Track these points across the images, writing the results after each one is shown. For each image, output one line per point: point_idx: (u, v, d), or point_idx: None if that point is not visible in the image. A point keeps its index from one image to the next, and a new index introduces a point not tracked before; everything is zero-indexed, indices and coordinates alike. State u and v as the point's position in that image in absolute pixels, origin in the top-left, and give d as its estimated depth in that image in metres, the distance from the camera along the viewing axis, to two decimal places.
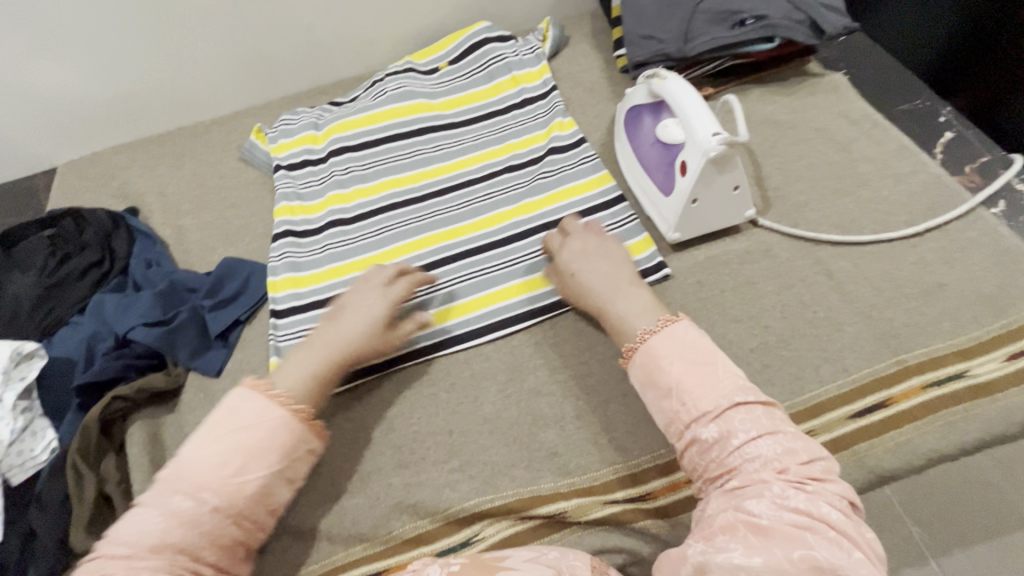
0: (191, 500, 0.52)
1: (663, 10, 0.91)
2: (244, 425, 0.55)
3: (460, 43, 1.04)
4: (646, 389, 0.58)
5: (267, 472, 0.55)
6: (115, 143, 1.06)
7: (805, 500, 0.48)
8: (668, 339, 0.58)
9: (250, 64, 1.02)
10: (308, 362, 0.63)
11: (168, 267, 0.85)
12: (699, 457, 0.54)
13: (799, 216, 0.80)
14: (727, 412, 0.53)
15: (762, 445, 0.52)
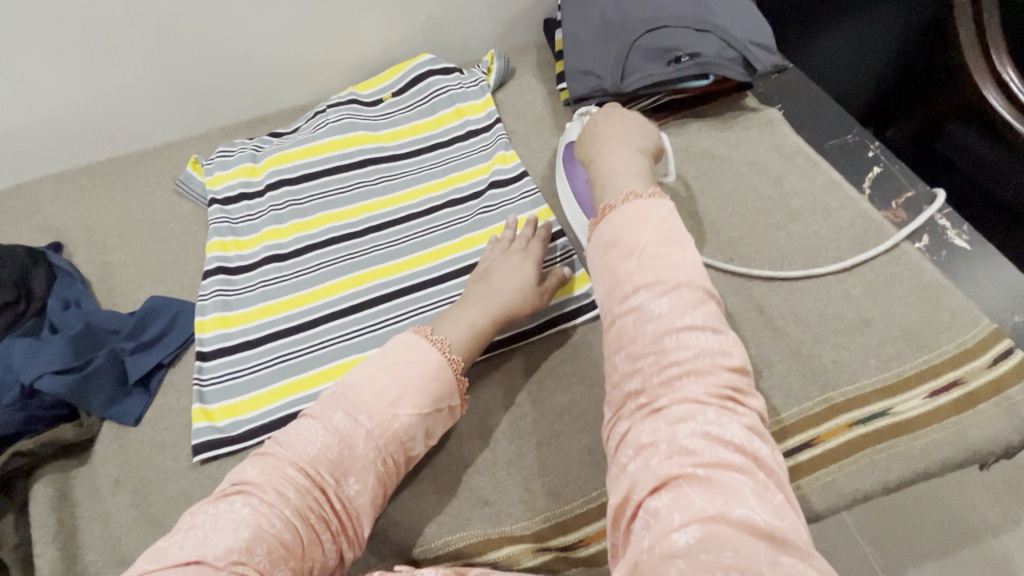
0: (345, 421, 0.58)
1: (601, 47, 0.92)
2: (422, 367, 0.62)
3: (404, 75, 1.04)
4: (605, 246, 0.58)
5: (413, 412, 0.60)
6: (42, 174, 1.02)
7: (737, 436, 0.47)
8: (642, 207, 0.58)
9: (186, 94, 0.99)
10: (467, 318, 0.68)
11: (87, 308, 0.81)
12: (643, 326, 0.53)
13: (734, 251, 0.80)
14: (682, 283, 0.53)
15: (692, 368, 0.50)
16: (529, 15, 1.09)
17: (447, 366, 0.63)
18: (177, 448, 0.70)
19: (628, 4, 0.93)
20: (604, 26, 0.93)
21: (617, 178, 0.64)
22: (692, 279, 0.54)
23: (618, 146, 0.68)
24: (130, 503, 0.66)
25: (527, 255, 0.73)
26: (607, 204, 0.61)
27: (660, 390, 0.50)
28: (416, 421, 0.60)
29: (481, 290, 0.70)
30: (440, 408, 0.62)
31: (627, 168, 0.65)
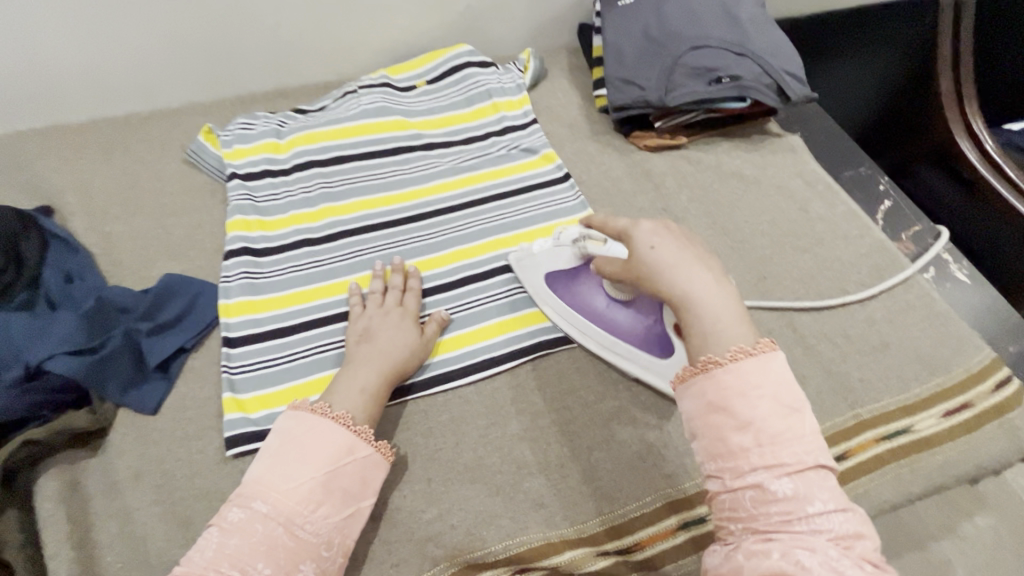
0: (243, 512, 0.52)
1: (644, 59, 0.93)
2: (282, 440, 0.57)
3: (439, 64, 1.01)
4: (705, 412, 0.48)
5: (315, 477, 0.55)
6: (24, 127, 0.91)
7: (844, 525, 0.43)
8: (762, 369, 0.48)
9: (202, 58, 0.92)
10: (357, 383, 0.64)
11: (94, 283, 0.73)
12: (756, 490, 0.45)
13: (765, 269, 0.84)
14: (809, 470, 0.45)
15: (834, 518, 0.43)
16: (566, 17, 1.08)
17: (320, 423, 0.58)
18: (204, 440, 0.65)
19: (671, 20, 0.94)
20: (647, 39, 0.94)
21: (695, 311, 0.52)
22: (820, 459, 0.46)
23: (690, 281, 0.53)
24: (151, 498, 0.60)
25: (393, 317, 0.72)
26: (708, 357, 0.49)
27: (777, 527, 0.43)
28: (324, 483, 0.55)
29: (364, 355, 0.67)
30: (349, 460, 0.58)
31: (706, 288, 0.52)
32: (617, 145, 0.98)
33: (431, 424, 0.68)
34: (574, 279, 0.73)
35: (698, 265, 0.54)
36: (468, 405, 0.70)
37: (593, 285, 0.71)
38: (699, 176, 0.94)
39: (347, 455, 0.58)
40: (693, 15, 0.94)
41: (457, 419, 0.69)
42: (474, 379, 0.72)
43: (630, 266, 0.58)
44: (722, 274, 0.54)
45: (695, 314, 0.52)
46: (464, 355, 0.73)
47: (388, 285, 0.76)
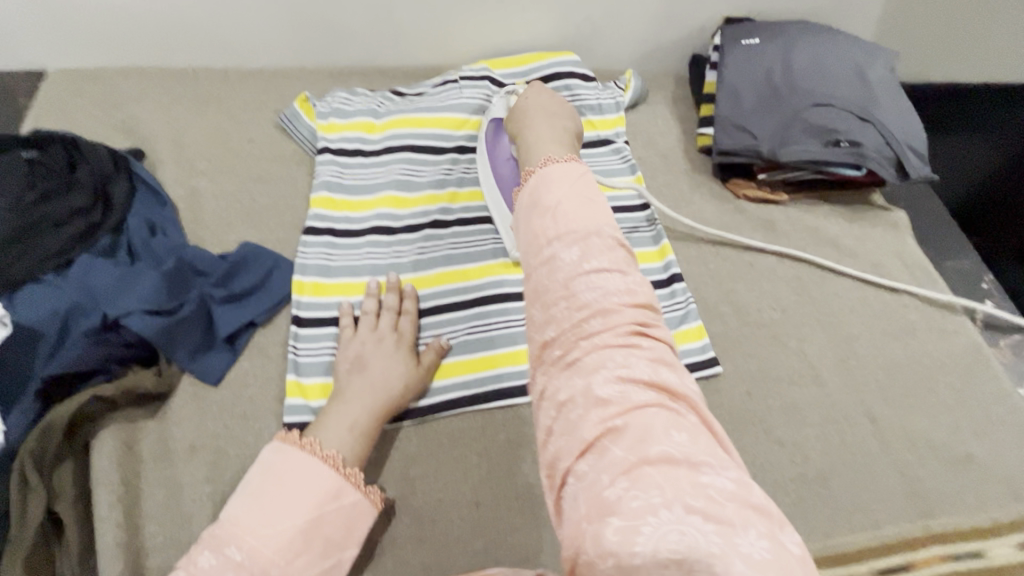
0: (214, 560, 0.47)
1: (761, 107, 0.89)
2: (260, 478, 0.53)
3: (541, 69, 0.97)
4: (534, 257, 0.44)
5: (296, 523, 0.51)
6: (128, 64, 0.92)
7: (650, 369, 0.39)
8: (573, 219, 0.44)
9: (309, 23, 0.91)
10: (348, 419, 0.60)
11: (172, 239, 0.72)
12: (571, 355, 0.40)
13: (850, 348, 0.80)
14: (589, 237, 0.43)
15: (634, 359, 0.39)
16: (681, 43, 1.04)
17: (307, 464, 0.55)
18: (260, 423, 0.63)
19: (797, 70, 0.90)
20: (768, 86, 0.90)
21: (540, 182, 0.48)
22: (598, 228, 0.44)
23: (542, 121, 0.57)
24: (202, 475, 0.59)
25: (388, 346, 0.67)
26: (530, 169, 0.50)
27: (572, 340, 0.40)
28: (306, 530, 0.52)
29: (354, 386, 0.63)
30: (335, 506, 0.54)
31: (548, 137, 0.54)
32: (712, 187, 0.94)
33: (487, 446, 0.66)
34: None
35: (564, 113, 0.59)
36: (526, 433, 0.67)
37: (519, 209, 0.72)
38: (793, 237, 0.89)
39: (333, 500, 0.54)
40: (822, 68, 0.89)
41: (513, 445, 0.66)
42: (533, 405, 0.69)
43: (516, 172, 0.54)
44: (576, 151, 0.53)
45: (545, 202, 0.46)
46: (527, 379, 0.70)
47: (381, 305, 0.71)
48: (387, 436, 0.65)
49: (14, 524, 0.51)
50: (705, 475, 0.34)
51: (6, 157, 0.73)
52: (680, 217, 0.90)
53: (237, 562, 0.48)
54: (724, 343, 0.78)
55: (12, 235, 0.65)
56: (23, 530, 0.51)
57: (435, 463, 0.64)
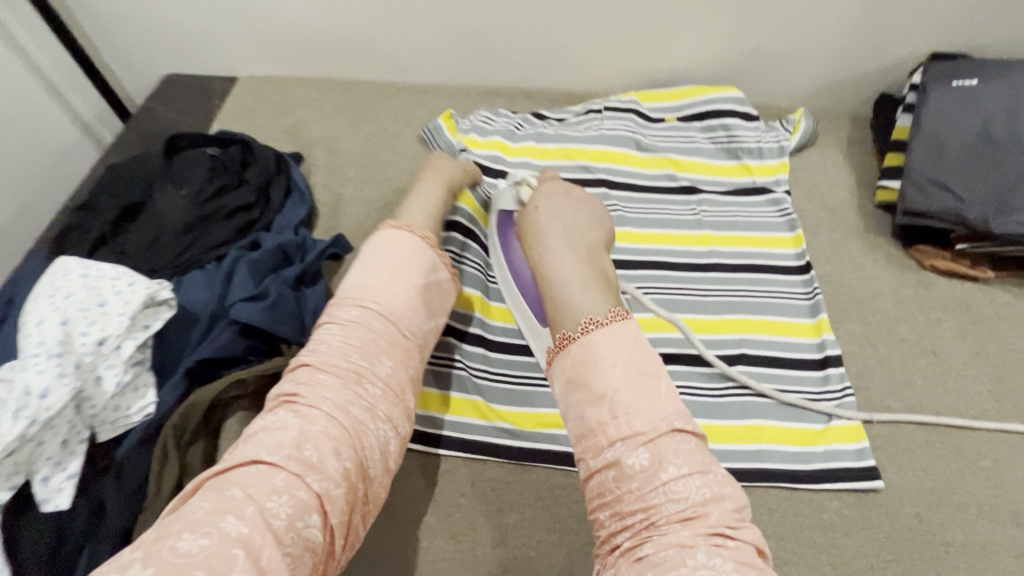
0: (357, 310, 0.56)
1: (971, 162, 0.73)
2: (370, 255, 0.60)
3: (696, 102, 0.90)
4: (575, 390, 0.48)
5: (410, 287, 0.59)
6: (303, 76, 1.01)
7: (709, 509, 0.43)
8: (614, 338, 0.49)
9: (464, 45, 0.93)
10: (422, 207, 0.69)
11: (304, 233, 0.76)
12: (616, 480, 0.45)
13: None
14: (660, 435, 0.44)
15: (689, 484, 0.43)
16: (867, 81, 0.90)
17: (403, 245, 0.61)
18: None
19: None
20: (984, 138, 0.74)
21: (547, 247, 0.60)
22: (674, 421, 0.45)
23: (558, 245, 0.59)
24: None
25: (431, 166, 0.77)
26: (568, 331, 0.51)
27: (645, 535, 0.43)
28: (419, 292, 0.59)
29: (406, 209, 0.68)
30: (433, 279, 0.61)
31: (565, 250, 0.59)
32: (889, 251, 0.79)
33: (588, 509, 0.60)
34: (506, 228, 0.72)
35: (590, 224, 0.64)
36: None
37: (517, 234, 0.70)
38: (990, 325, 0.72)
39: (432, 273, 0.62)
40: None
41: None
42: None
43: (519, 223, 0.66)
44: (585, 203, 0.66)
45: (568, 290, 0.55)
46: None
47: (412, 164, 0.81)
48: (484, 474, 0.63)
49: (151, 492, 0.55)
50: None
51: (197, 152, 0.82)
52: (845, 282, 0.77)
53: (375, 315, 0.56)
54: (892, 444, 0.64)
55: (188, 222, 0.73)
56: (156, 498, 0.55)
57: (532, 512, 0.60)
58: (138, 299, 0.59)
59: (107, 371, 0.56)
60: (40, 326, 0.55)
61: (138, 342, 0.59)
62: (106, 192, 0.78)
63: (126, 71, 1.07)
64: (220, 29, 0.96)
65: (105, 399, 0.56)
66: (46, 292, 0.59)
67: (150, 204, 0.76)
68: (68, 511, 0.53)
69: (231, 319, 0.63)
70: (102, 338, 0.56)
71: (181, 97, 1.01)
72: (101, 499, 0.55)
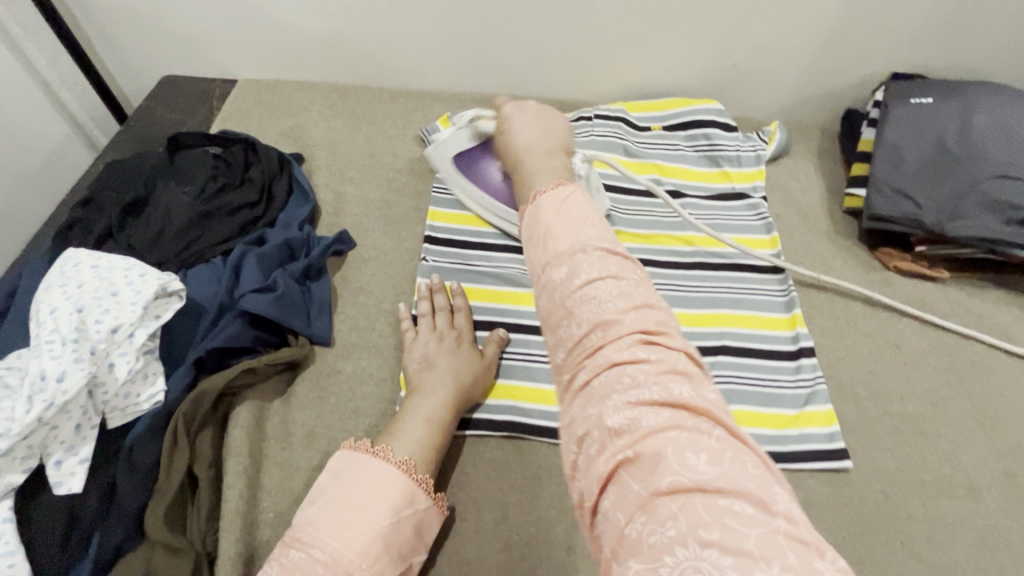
0: (302, 556, 0.50)
1: (928, 172, 0.80)
2: (337, 482, 0.55)
3: (680, 113, 0.96)
4: (528, 248, 0.48)
5: (376, 527, 0.52)
6: (303, 80, 1.04)
7: (637, 326, 0.40)
8: (563, 206, 0.48)
9: (462, 54, 0.97)
10: (421, 413, 0.62)
11: (308, 229, 0.79)
12: (549, 308, 0.45)
13: (1018, 463, 0.68)
14: (590, 268, 0.44)
15: (612, 303, 0.42)
16: (835, 97, 0.98)
17: (380, 469, 0.56)
18: (373, 420, 0.67)
19: (979, 134, 0.80)
20: (940, 149, 0.81)
21: (535, 176, 0.55)
22: (600, 251, 0.45)
23: (537, 156, 0.58)
24: (316, 462, 0.63)
25: (449, 343, 0.68)
26: (527, 203, 0.52)
27: (582, 361, 0.41)
28: (384, 536, 0.52)
29: (426, 385, 0.64)
30: (408, 512, 0.55)
31: (542, 158, 0.58)
32: (855, 252, 0.86)
33: None
34: (474, 157, 0.80)
35: (552, 133, 0.62)
36: None
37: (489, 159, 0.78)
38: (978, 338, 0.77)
39: (407, 507, 0.55)
40: (1010, 135, 0.79)
41: None
42: None
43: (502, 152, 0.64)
44: (566, 152, 0.60)
45: (534, 179, 0.55)
46: None
47: (433, 306, 0.73)
48: (485, 459, 0.65)
49: (161, 478, 0.56)
50: (711, 496, 0.32)
51: (199, 151, 0.84)
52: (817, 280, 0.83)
53: (322, 561, 0.50)
54: (860, 428, 0.70)
55: (193, 217, 0.75)
56: (167, 483, 0.57)
57: (530, 493, 0.63)
58: (150, 288, 0.60)
59: (119, 358, 0.57)
60: (55, 313, 0.57)
61: (149, 330, 0.60)
62: (108, 189, 0.79)
63: (123, 72, 1.08)
64: (222, 34, 0.99)
65: (116, 385, 0.57)
66: (56, 281, 0.60)
67: (155, 200, 0.77)
68: (82, 494, 0.55)
69: (242, 309, 0.65)
70: (117, 326, 0.57)
71: (180, 98, 1.02)
72: (112, 482, 0.56)
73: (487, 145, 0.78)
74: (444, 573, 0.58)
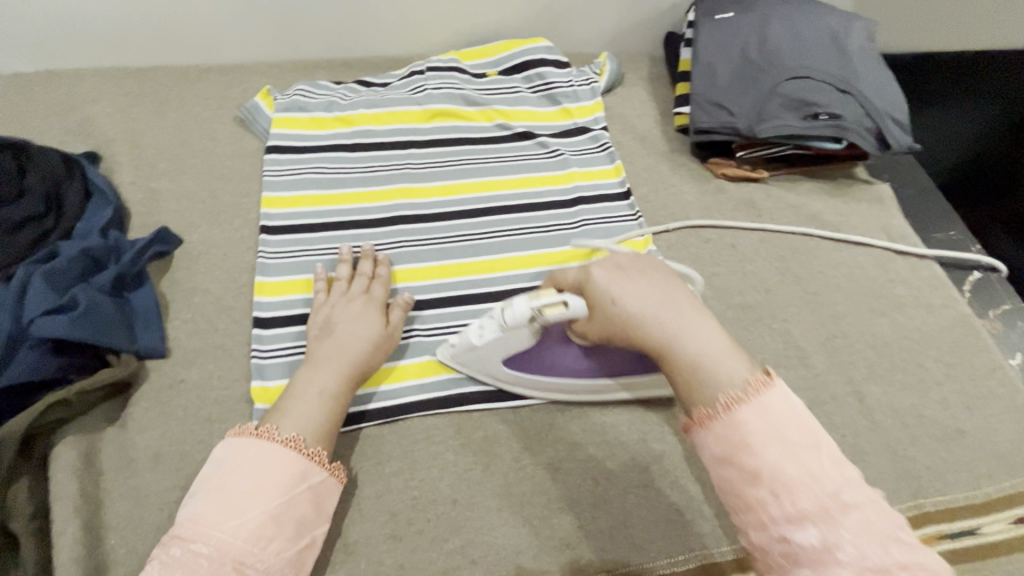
0: (184, 551, 0.46)
1: (736, 82, 0.86)
2: (220, 473, 0.51)
3: (513, 55, 0.95)
4: (719, 464, 0.41)
5: (267, 510, 0.50)
6: (85, 67, 0.89)
7: (822, 500, 0.38)
8: (763, 410, 0.40)
9: (270, 17, 0.88)
10: (312, 384, 0.59)
11: (114, 235, 0.69)
12: (736, 479, 0.40)
13: (836, 327, 0.77)
14: (823, 511, 0.37)
15: (853, 518, 0.37)
16: (654, 21, 1.01)
17: (267, 451, 0.53)
18: (229, 424, 0.62)
19: (773, 41, 0.87)
20: (743, 60, 0.87)
21: (683, 344, 0.43)
22: (830, 484, 0.38)
23: (701, 325, 0.44)
24: (170, 482, 0.58)
25: (357, 306, 0.66)
26: (700, 407, 0.42)
27: (817, 560, 0.37)
28: (275, 517, 0.50)
29: (324, 351, 0.62)
30: (301, 488, 0.53)
31: (649, 297, 0.46)
32: (690, 167, 0.92)
33: (463, 441, 0.64)
34: (532, 346, 0.63)
35: (677, 289, 0.47)
36: (505, 426, 0.66)
37: (557, 345, 0.63)
38: (794, 229, 0.85)
39: (299, 482, 0.53)
40: (797, 39, 0.87)
41: (490, 439, 0.65)
42: (512, 399, 0.67)
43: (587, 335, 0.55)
44: (689, 292, 0.47)
45: (702, 364, 0.43)
46: None
47: (355, 272, 0.70)
48: (358, 437, 0.64)
49: None
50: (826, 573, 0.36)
51: None
52: (658, 200, 0.88)
53: (207, 554, 0.47)
54: None
55: None
56: None
57: (409, 458, 0.63)
58: None
59: None
60: None
61: None
62: None
63: None
64: None
65: None
66: None
67: None
68: None
69: (37, 337, 0.57)
70: None
71: None
72: None
73: (550, 331, 0.62)
74: (330, 558, 0.57)
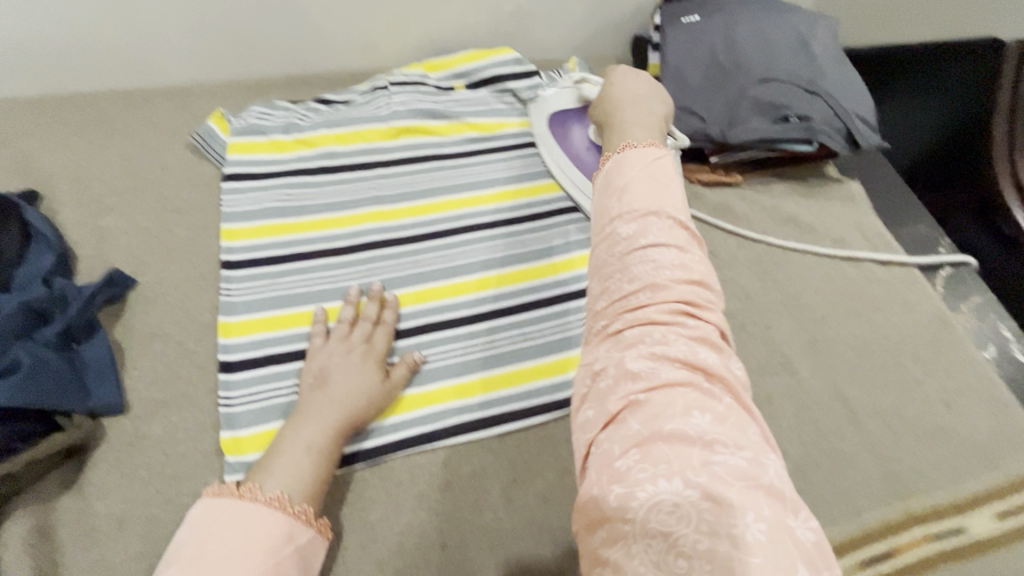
0: None
1: (706, 86, 0.86)
2: (197, 541, 0.47)
3: (479, 67, 0.92)
4: (601, 194, 0.50)
5: (254, 572, 0.46)
6: (16, 95, 0.82)
7: (663, 294, 0.42)
8: (654, 167, 0.49)
9: (218, 37, 0.83)
10: (303, 440, 0.56)
11: (58, 281, 0.63)
12: (604, 260, 0.46)
13: (816, 331, 0.78)
14: (649, 215, 0.46)
15: (664, 255, 0.44)
16: (620, 25, 1.00)
17: (251, 511, 0.49)
18: (198, 481, 0.58)
19: (741, 43, 0.86)
20: (712, 64, 0.86)
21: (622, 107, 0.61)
22: (671, 208, 0.46)
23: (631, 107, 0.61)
24: (137, 549, 0.54)
25: (356, 356, 0.64)
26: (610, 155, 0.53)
27: (619, 312, 0.43)
28: None
29: (316, 403, 0.59)
30: (288, 550, 0.50)
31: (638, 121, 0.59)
32: None
33: (450, 478, 0.62)
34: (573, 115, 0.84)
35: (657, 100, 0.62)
36: (492, 459, 0.64)
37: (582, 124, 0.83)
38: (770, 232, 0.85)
39: (286, 544, 0.50)
40: (764, 41, 0.86)
41: (477, 474, 0.63)
42: (498, 431, 0.65)
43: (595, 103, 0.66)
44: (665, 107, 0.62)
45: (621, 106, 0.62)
46: (484, 404, 0.66)
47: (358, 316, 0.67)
48: (338, 483, 0.61)
49: None
50: (714, 457, 0.35)
51: None
52: None
53: None
54: None
55: None
56: None
57: (394, 501, 0.60)
58: None
59: None
60: None
61: None
62: None
63: None
64: None
65: None
66: None
67: None
68: None
69: None
70: None
71: None
72: None
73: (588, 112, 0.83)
74: None
